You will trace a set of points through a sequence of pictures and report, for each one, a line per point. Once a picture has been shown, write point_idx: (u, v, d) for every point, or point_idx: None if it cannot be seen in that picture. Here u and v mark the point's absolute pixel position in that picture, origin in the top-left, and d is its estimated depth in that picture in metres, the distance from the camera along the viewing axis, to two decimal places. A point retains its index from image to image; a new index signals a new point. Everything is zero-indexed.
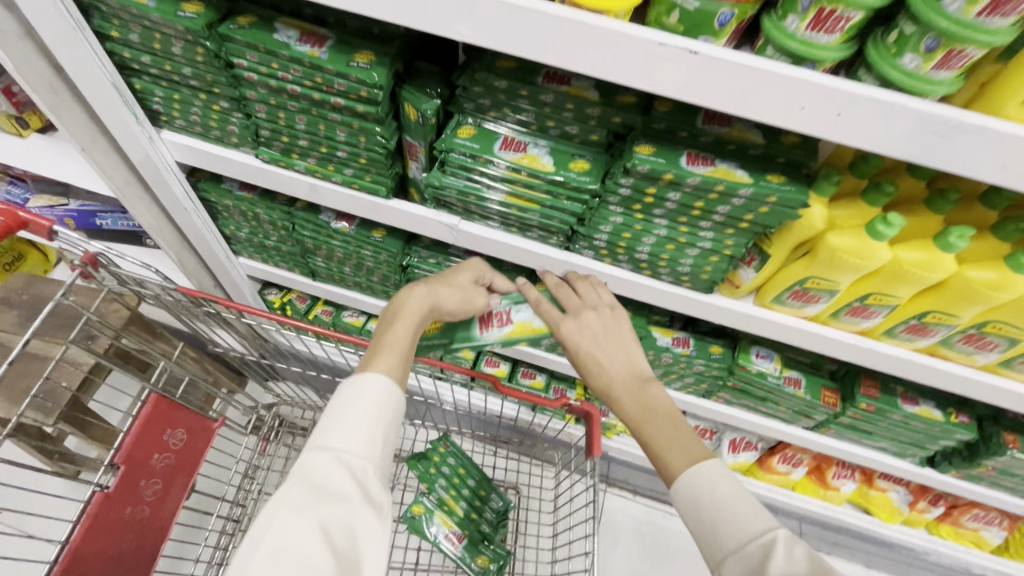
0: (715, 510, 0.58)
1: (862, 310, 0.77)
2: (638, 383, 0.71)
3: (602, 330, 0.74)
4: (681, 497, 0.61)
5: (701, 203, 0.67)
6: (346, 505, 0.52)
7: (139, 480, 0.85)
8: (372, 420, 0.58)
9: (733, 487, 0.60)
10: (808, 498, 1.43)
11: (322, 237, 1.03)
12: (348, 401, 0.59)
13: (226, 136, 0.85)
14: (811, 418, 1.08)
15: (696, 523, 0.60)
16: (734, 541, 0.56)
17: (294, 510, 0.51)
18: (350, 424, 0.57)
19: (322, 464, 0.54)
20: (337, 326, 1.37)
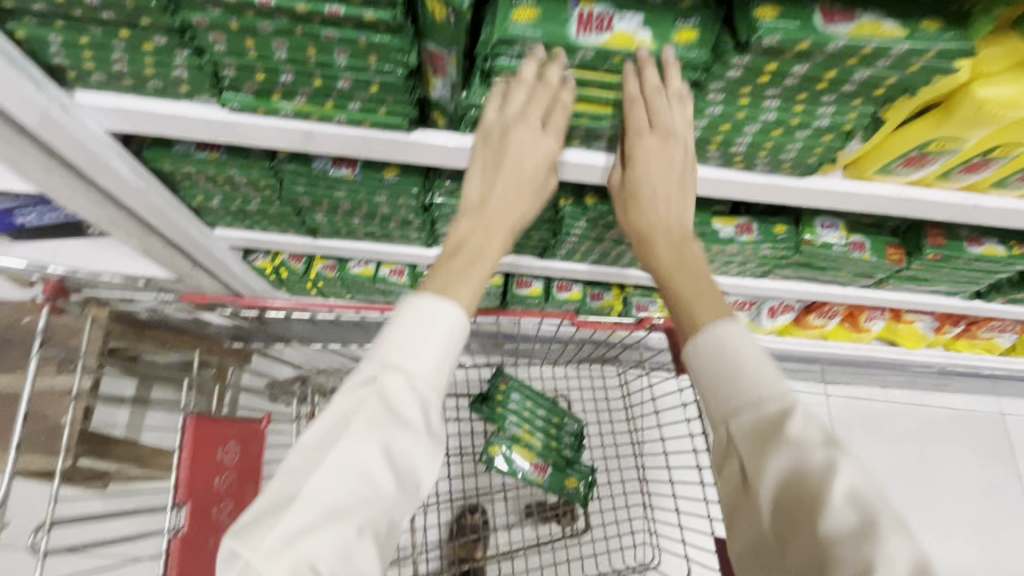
0: (735, 366, 0.48)
1: (979, 165, 0.68)
2: (677, 237, 0.60)
3: (666, 166, 0.60)
4: (697, 358, 0.50)
5: (834, 72, 0.54)
6: (413, 435, 0.51)
7: (211, 509, 0.76)
8: (446, 346, 0.53)
9: (758, 353, 0.49)
10: (840, 342, 1.48)
11: (321, 190, 0.84)
12: (418, 319, 0.53)
13: (171, 86, 0.62)
14: (870, 277, 1.06)
15: (708, 378, 0.49)
16: (754, 394, 0.46)
17: (360, 428, 0.50)
18: (421, 352, 0.53)
19: (395, 389, 0.51)
20: (346, 280, 1.23)
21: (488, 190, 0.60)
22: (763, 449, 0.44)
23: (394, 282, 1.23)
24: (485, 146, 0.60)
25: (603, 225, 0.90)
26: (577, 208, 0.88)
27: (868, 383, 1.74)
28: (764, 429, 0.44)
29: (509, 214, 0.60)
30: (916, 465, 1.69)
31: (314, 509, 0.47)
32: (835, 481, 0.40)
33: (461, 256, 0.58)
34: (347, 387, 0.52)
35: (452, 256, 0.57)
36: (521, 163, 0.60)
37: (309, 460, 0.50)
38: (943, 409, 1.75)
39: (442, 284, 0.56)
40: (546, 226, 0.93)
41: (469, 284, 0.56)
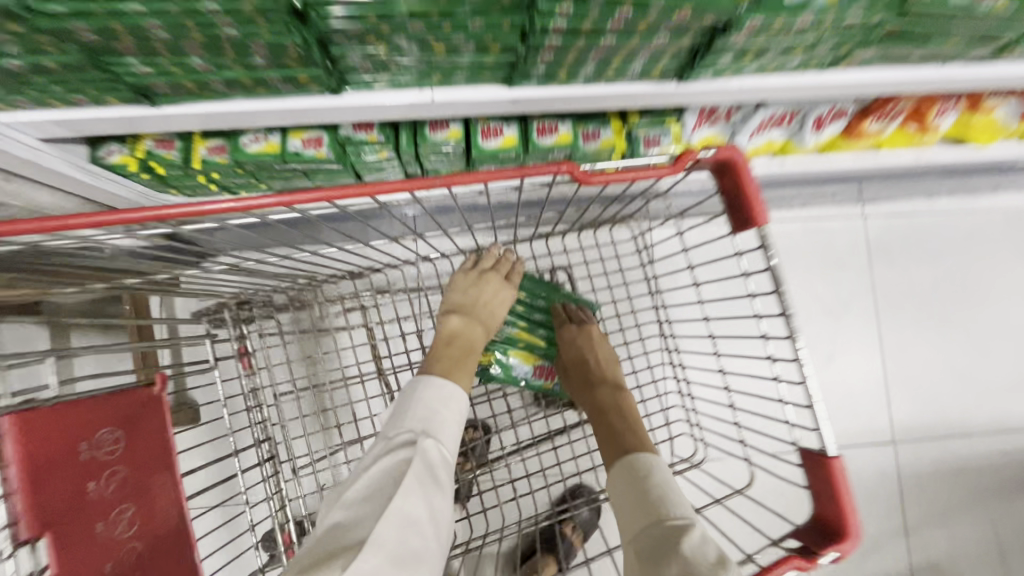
0: (644, 484, 0.70)
1: None
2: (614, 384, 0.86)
3: (588, 346, 0.91)
4: (617, 478, 0.73)
5: None
6: (443, 493, 0.69)
7: (95, 523, 0.57)
8: (457, 423, 0.75)
9: (662, 478, 0.71)
10: (898, 153, 1.20)
11: (99, 4, 0.47)
12: (439, 402, 0.74)
13: None
14: (991, 43, 0.72)
15: (629, 493, 0.71)
16: (675, 513, 0.66)
17: (412, 483, 0.67)
18: (447, 429, 0.73)
19: (431, 450, 0.70)
20: (246, 165, 0.89)
21: (475, 299, 0.86)
22: (659, 553, 0.63)
23: (314, 158, 0.88)
24: (467, 279, 0.89)
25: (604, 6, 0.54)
26: None
27: (914, 194, 1.48)
28: (661, 541, 0.64)
29: (480, 333, 0.85)
30: (960, 278, 1.51)
31: (382, 554, 0.62)
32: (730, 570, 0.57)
33: (456, 350, 0.82)
34: (388, 449, 0.70)
35: (448, 346, 0.82)
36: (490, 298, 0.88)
37: (355, 515, 0.66)
38: (995, 211, 1.52)
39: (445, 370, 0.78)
40: (509, 23, 0.57)
41: (464, 371, 0.80)
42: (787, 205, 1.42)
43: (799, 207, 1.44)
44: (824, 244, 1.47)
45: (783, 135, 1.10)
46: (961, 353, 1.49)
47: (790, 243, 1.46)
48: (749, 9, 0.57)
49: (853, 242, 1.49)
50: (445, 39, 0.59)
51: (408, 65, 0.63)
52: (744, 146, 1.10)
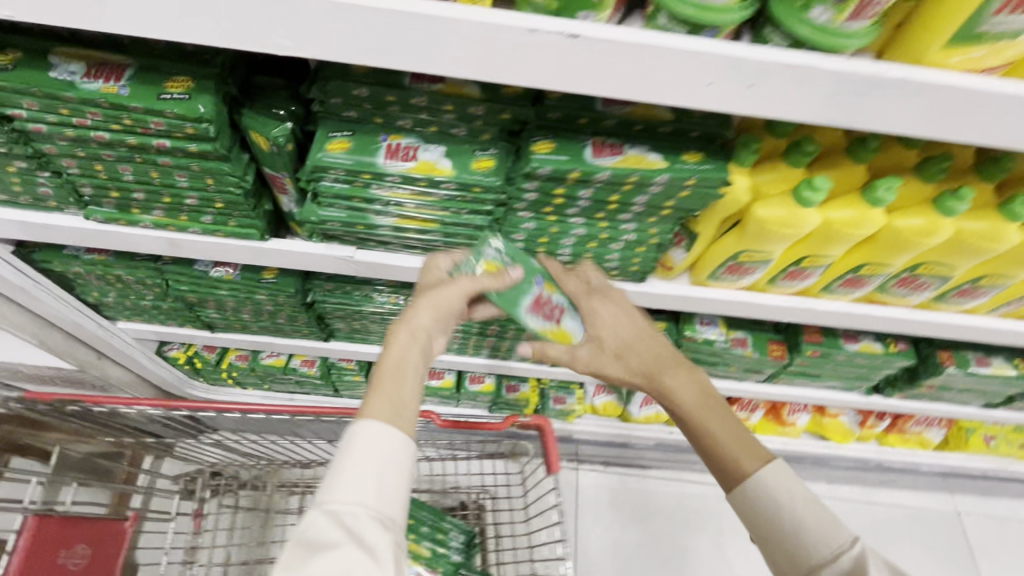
0: (778, 517, 0.54)
1: (797, 273, 0.73)
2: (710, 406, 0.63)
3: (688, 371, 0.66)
4: (745, 503, 0.56)
5: (616, 196, 0.59)
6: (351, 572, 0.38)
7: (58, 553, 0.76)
8: (370, 467, 0.43)
9: (809, 496, 0.54)
10: (768, 437, 1.46)
11: (204, 288, 0.88)
12: (348, 444, 0.44)
13: (41, 199, 0.68)
14: (762, 373, 1.07)
15: (768, 529, 0.54)
16: (825, 552, 0.50)
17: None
18: (369, 474, 0.42)
19: (317, 531, 0.40)
20: (258, 370, 1.24)
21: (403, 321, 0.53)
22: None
23: (305, 373, 1.23)
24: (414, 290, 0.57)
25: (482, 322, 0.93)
26: None
27: (814, 479, 1.69)
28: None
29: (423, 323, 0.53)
30: None
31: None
32: None
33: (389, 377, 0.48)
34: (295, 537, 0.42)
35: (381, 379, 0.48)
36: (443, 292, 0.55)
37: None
38: (894, 507, 1.69)
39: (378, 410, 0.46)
40: None
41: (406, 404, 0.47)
42: (696, 467, 1.65)
43: (708, 471, 1.66)
44: (734, 510, 1.63)
45: (667, 409, 1.41)
46: None
47: (702, 504, 1.63)
48: None
49: None
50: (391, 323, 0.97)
51: (371, 332, 1.02)
52: (637, 413, 1.40)
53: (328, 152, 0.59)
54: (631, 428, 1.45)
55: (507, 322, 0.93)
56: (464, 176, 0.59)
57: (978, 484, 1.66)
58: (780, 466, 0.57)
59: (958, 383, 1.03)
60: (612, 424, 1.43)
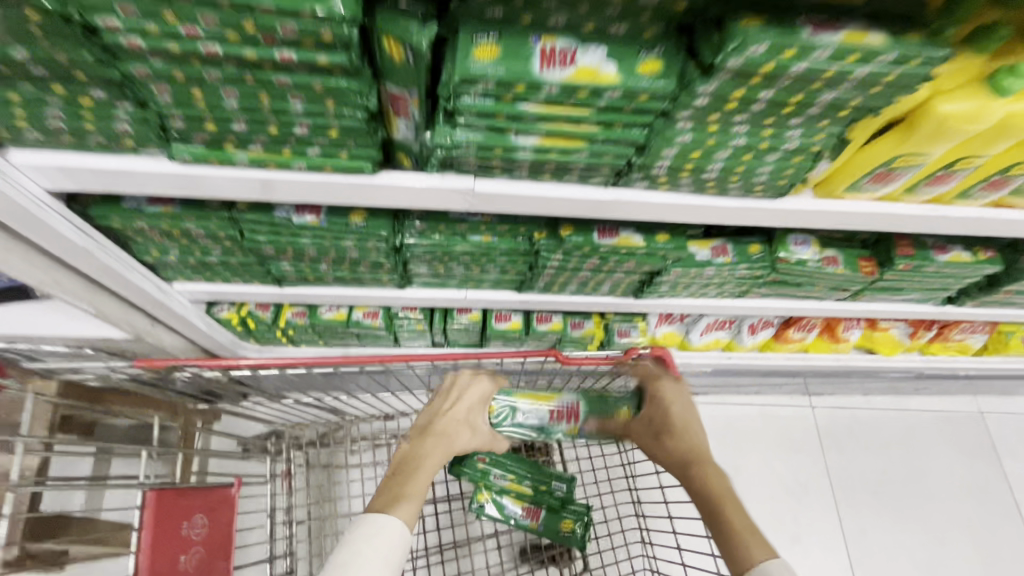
0: None
1: (943, 177, 0.69)
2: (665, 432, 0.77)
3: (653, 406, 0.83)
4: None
5: (798, 97, 0.54)
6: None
7: (180, 525, 0.73)
8: (390, 568, 0.56)
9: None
10: (821, 355, 1.49)
11: (284, 238, 0.80)
12: (365, 537, 0.57)
13: (114, 140, 0.58)
14: (846, 290, 1.06)
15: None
16: None
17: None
18: (366, 566, 0.54)
19: None
20: (317, 326, 1.17)
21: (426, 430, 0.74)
22: None
23: (368, 325, 1.17)
24: (432, 411, 0.78)
25: (580, 256, 0.88)
26: (552, 240, 0.86)
27: (851, 391, 1.75)
28: None
29: (446, 431, 0.75)
30: (904, 471, 1.69)
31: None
32: None
33: (402, 474, 0.66)
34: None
35: (395, 473, 0.67)
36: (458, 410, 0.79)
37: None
38: (925, 413, 1.78)
39: (389, 498, 0.62)
40: (522, 260, 0.91)
41: (412, 498, 0.63)
42: (742, 390, 1.69)
43: (753, 393, 1.71)
44: (778, 427, 1.69)
45: (727, 335, 1.41)
46: (916, 545, 1.59)
47: (748, 424, 1.68)
48: (671, 263, 0.92)
49: (804, 429, 1.71)
50: (480, 264, 0.92)
51: (453, 276, 0.96)
52: (697, 341, 1.40)
53: (476, 60, 0.51)
54: (690, 357, 1.45)
55: (608, 254, 0.88)
56: (632, 83, 0.52)
57: (1001, 384, 1.76)
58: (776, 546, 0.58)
59: None
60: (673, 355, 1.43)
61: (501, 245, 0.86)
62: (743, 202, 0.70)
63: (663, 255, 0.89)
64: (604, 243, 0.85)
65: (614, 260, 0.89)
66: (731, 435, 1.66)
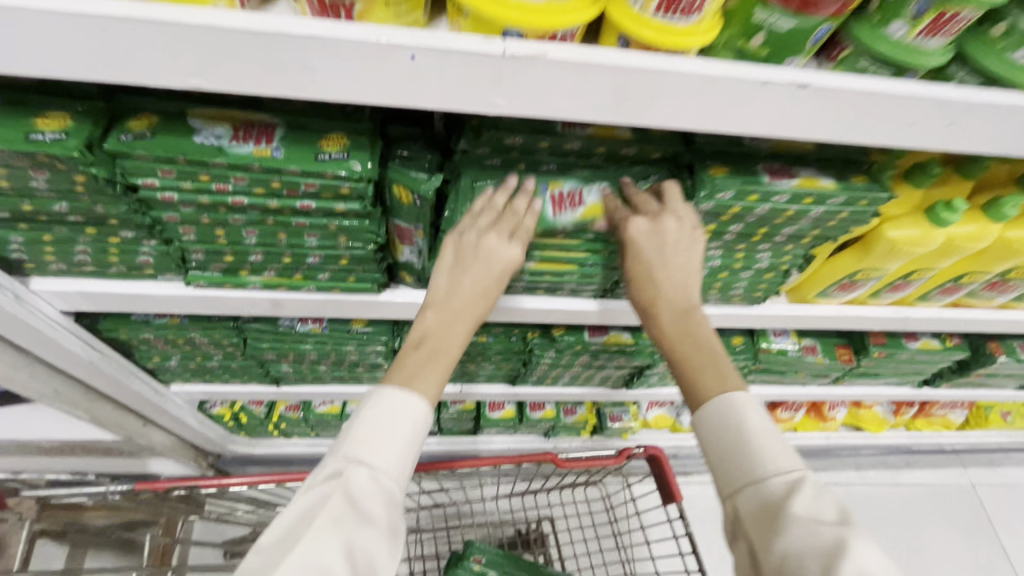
0: (754, 470, 0.47)
1: (901, 285, 0.76)
2: (681, 310, 0.57)
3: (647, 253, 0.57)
4: (704, 424, 0.51)
5: (765, 228, 0.60)
6: (376, 534, 0.47)
7: None
8: (410, 444, 0.51)
9: (764, 425, 0.49)
10: (810, 433, 1.51)
11: (287, 344, 0.83)
12: (382, 412, 0.51)
13: (134, 269, 0.62)
14: (827, 376, 1.10)
15: (745, 486, 0.47)
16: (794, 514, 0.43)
17: (324, 532, 0.45)
18: (388, 448, 0.50)
19: (362, 485, 0.47)
20: (310, 420, 1.17)
21: (454, 285, 0.56)
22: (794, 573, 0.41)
23: None
24: (460, 248, 0.55)
25: (572, 353, 0.92)
26: (545, 339, 0.90)
27: (845, 467, 1.75)
28: (816, 553, 0.41)
29: (472, 309, 0.56)
30: (904, 550, 1.66)
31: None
32: (844, 561, 0.39)
33: (426, 352, 0.55)
34: (311, 485, 0.48)
35: (416, 347, 0.55)
36: (490, 268, 0.55)
37: (261, 566, 0.45)
38: (918, 487, 1.78)
39: (408, 375, 0.53)
40: (516, 357, 0.94)
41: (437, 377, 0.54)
42: None
43: None
44: None
45: None
46: None
47: None
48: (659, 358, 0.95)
49: None
50: (476, 361, 0.94)
51: (448, 371, 0.98)
52: (688, 423, 1.42)
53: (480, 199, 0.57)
54: (682, 438, 1.46)
55: (598, 351, 0.92)
56: None
57: (988, 456, 1.77)
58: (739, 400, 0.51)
59: (1004, 369, 1.09)
60: (665, 437, 1.44)
61: (496, 345, 0.89)
62: (723, 310, 0.75)
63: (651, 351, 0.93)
64: (595, 342, 0.89)
65: (604, 356, 0.92)
66: None
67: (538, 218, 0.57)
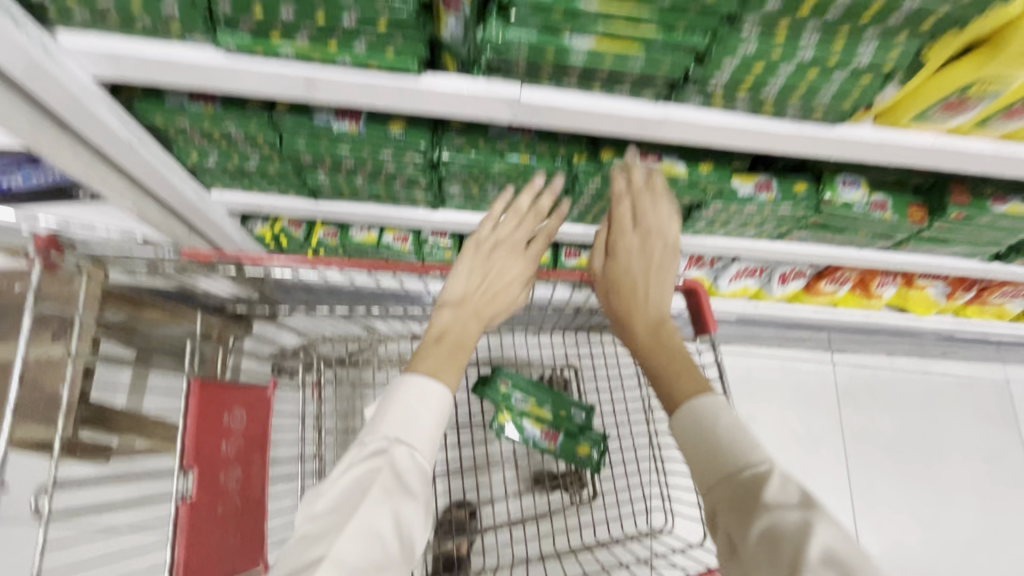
0: (717, 438, 0.58)
1: (1019, 110, 0.65)
2: (655, 323, 0.70)
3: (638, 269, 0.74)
4: (680, 428, 0.61)
5: (880, 2, 0.50)
6: (414, 503, 0.68)
7: (222, 414, 0.77)
8: (431, 421, 0.72)
9: (736, 420, 0.59)
10: (851, 310, 1.47)
11: (324, 147, 0.80)
12: (411, 397, 0.72)
13: (161, 24, 0.58)
14: (890, 239, 1.03)
15: (699, 451, 0.58)
16: (734, 468, 0.55)
17: (375, 497, 0.66)
18: (414, 429, 0.70)
19: (399, 459, 0.68)
20: (348, 247, 1.19)
21: (465, 292, 0.81)
22: (743, 513, 0.51)
23: (398, 249, 1.18)
24: (478, 252, 0.83)
25: (618, 182, 0.86)
26: (591, 164, 0.84)
27: (876, 351, 1.73)
28: (744, 500, 0.52)
29: (465, 339, 0.78)
30: (919, 431, 1.69)
31: (339, 569, 0.61)
32: (812, 544, 0.45)
33: (440, 344, 0.77)
34: (355, 459, 0.69)
35: (436, 342, 0.77)
36: (498, 272, 0.83)
37: (321, 528, 0.65)
38: (949, 377, 1.76)
39: (431, 370, 0.74)
40: (559, 186, 0.89)
41: (452, 369, 0.75)
42: (763, 342, 1.68)
43: (774, 346, 1.70)
44: (797, 381, 1.70)
45: (755, 284, 1.39)
46: (921, 503, 1.62)
47: (767, 375, 1.69)
48: (712, 197, 0.89)
49: (823, 385, 1.71)
50: (516, 188, 0.90)
51: (487, 198, 0.95)
52: (724, 288, 1.39)
53: None
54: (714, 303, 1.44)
55: None
56: None
57: None
58: (713, 400, 0.61)
59: None
60: None
61: (540, 167, 0.84)
62: (800, 128, 0.67)
63: (705, 187, 0.87)
64: (645, 170, 0.83)
65: None
66: (747, 385, 1.68)
67: None
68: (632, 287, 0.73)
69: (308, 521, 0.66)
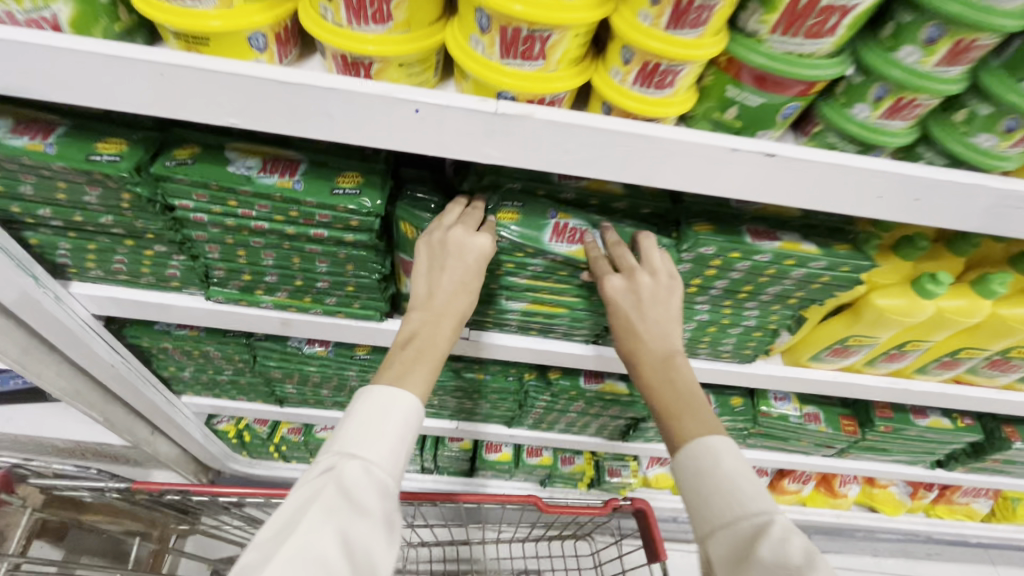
0: (709, 484, 0.49)
1: (897, 355, 0.75)
2: (663, 358, 0.57)
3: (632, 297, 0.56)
4: (679, 471, 0.52)
5: (750, 285, 0.63)
6: (371, 525, 0.43)
7: None
8: (401, 437, 0.48)
9: (739, 467, 0.49)
10: (819, 509, 1.45)
11: (293, 364, 0.87)
12: (374, 411, 0.48)
13: (163, 280, 0.68)
14: (832, 447, 1.07)
15: (690, 492, 0.50)
16: (727, 515, 0.47)
17: (318, 518, 0.42)
18: (379, 441, 0.47)
19: (353, 477, 0.44)
20: (310, 444, 1.19)
21: (433, 287, 0.55)
22: None
23: None
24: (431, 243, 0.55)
25: (566, 398, 0.93)
26: (540, 381, 0.91)
27: (861, 551, 1.64)
28: (741, 550, 0.44)
29: (438, 333, 0.53)
30: None
31: None
32: None
33: (412, 351, 0.52)
34: (308, 478, 0.45)
35: (402, 347, 0.53)
36: (463, 261, 0.54)
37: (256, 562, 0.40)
38: None
39: (396, 376, 0.51)
40: (512, 398, 0.95)
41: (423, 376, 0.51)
42: None
43: None
44: None
45: None
46: None
47: None
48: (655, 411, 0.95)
49: None
50: (472, 399, 0.96)
51: (446, 406, 1.00)
52: None
53: (497, 221, 0.58)
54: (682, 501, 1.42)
55: (593, 398, 0.92)
56: None
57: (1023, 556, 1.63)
58: (717, 439, 0.51)
59: (1023, 457, 1.05)
60: (663, 497, 1.40)
61: (492, 383, 0.91)
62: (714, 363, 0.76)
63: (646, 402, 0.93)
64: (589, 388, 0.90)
65: (599, 404, 0.93)
66: None
67: (537, 235, 0.58)
68: (661, 368, 0.57)
69: (245, 552, 0.42)
